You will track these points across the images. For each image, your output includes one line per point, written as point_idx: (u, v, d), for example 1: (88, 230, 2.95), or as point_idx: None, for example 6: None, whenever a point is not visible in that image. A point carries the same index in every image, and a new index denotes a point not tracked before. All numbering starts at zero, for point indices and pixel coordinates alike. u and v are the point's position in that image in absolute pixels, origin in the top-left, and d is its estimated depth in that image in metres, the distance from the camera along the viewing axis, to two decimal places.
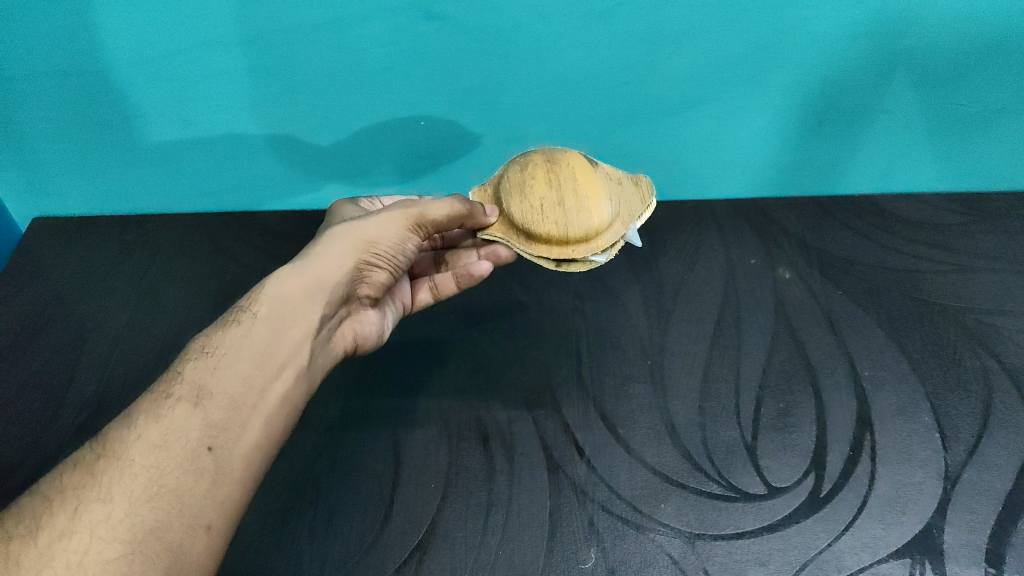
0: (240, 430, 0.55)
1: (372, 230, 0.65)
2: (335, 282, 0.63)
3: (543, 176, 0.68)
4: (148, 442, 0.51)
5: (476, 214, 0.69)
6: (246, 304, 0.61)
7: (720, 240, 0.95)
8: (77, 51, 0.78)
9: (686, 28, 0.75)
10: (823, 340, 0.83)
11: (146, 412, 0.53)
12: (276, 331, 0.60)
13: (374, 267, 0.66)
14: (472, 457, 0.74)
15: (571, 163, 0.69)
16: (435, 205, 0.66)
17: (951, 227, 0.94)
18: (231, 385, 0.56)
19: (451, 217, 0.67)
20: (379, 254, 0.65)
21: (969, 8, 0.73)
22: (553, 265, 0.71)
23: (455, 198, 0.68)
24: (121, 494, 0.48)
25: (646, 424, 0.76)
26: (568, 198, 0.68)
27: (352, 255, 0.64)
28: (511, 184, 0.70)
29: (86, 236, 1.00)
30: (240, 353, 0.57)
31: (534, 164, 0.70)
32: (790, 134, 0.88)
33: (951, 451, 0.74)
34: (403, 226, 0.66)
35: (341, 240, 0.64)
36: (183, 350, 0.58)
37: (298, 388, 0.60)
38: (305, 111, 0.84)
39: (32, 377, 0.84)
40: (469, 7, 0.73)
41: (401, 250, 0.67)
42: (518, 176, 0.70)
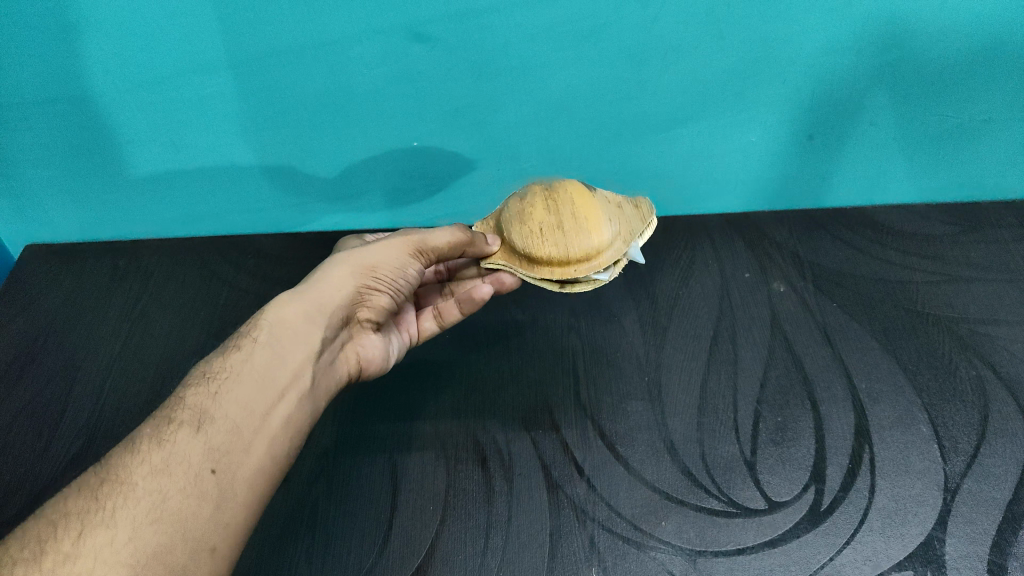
0: (242, 454, 0.55)
1: (373, 256, 0.66)
2: (336, 304, 0.64)
3: (542, 203, 0.69)
4: (151, 466, 0.51)
5: (477, 242, 0.69)
6: (247, 330, 0.61)
7: (713, 256, 0.95)
8: (67, 78, 0.78)
9: (674, 45, 0.75)
10: (818, 353, 0.83)
11: (148, 438, 0.53)
12: (276, 355, 0.59)
13: (374, 291, 0.67)
14: (470, 478, 0.74)
15: (570, 190, 0.70)
16: (436, 233, 0.68)
17: (942, 238, 0.95)
18: (232, 409, 0.55)
19: (452, 245, 0.68)
20: (379, 278, 0.66)
21: (952, 20, 0.74)
22: (556, 287, 0.72)
23: (455, 227, 0.69)
24: (125, 519, 0.48)
25: (644, 441, 0.76)
26: (568, 222, 0.68)
27: (352, 278, 0.65)
28: (512, 213, 0.70)
29: (78, 263, 0.99)
30: (241, 377, 0.57)
31: (533, 192, 0.70)
32: (780, 149, 0.88)
33: (950, 462, 0.73)
34: (403, 252, 0.67)
35: (341, 265, 0.65)
36: (185, 377, 0.58)
37: (301, 412, 0.59)
38: (298, 135, 0.85)
39: (25, 406, 0.83)
40: (459, 28, 0.73)
41: (403, 275, 0.68)
42: (518, 204, 0.70)
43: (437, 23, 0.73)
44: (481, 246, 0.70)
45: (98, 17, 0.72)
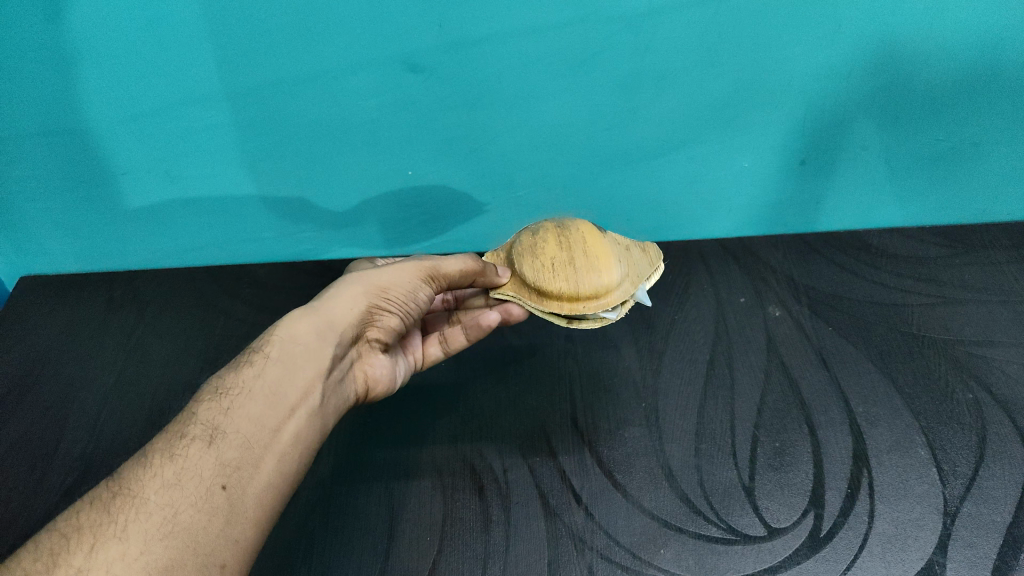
0: (253, 469, 0.54)
1: (387, 278, 0.67)
2: (346, 322, 0.64)
3: (553, 237, 0.71)
4: (162, 480, 0.51)
5: (487, 272, 0.71)
6: (259, 346, 0.61)
7: (708, 280, 0.96)
8: (65, 110, 0.78)
9: (665, 73, 0.76)
10: (815, 377, 0.83)
11: (160, 452, 0.53)
12: (288, 370, 0.59)
13: (385, 311, 0.67)
14: (468, 507, 0.73)
15: (583, 229, 0.72)
16: (449, 261, 0.69)
17: (935, 260, 0.96)
18: (244, 425, 0.55)
19: (464, 273, 0.69)
20: (390, 299, 0.67)
21: (939, 45, 0.75)
22: (563, 321, 0.72)
23: (467, 257, 0.70)
24: (137, 532, 0.48)
25: (643, 467, 0.75)
26: (578, 256, 0.69)
27: (364, 297, 0.65)
28: (522, 247, 0.72)
29: (73, 293, 0.99)
30: (253, 393, 0.57)
31: (546, 228, 0.72)
32: (771, 174, 0.89)
33: (949, 485, 0.73)
34: (417, 276, 0.68)
35: (354, 284, 0.66)
36: (198, 391, 0.57)
37: (310, 429, 0.59)
38: (292, 166, 0.85)
39: (19, 436, 0.82)
40: (452, 58, 0.74)
41: (413, 298, 0.69)
42: (529, 238, 0.72)
43: (430, 53, 0.73)
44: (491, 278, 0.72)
45: (95, 50, 0.73)
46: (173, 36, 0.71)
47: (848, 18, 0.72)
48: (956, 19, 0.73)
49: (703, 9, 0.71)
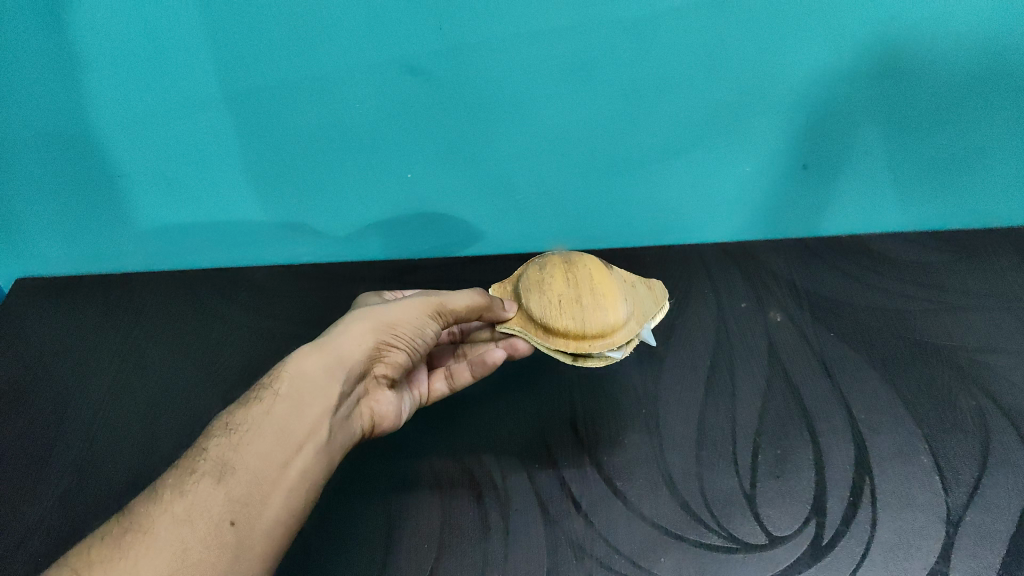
0: (260, 506, 0.55)
1: (395, 314, 0.66)
2: (353, 359, 0.63)
3: (557, 277, 0.73)
4: (173, 517, 0.51)
5: (494, 307, 0.70)
6: (268, 381, 0.61)
7: (709, 285, 0.95)
8: (62, 111, 0.78)
9: (667, 78, 0.76)
10: (816, 383, 0.83)
11: (171, 488, 0.53)
12: (296, 407, 0.59)
13: (392, 348, 0.66)
14: (466, 514, 0.72)
15: (589, 268, 0.74)
16: (457, 297, 0.68)
17: (938, 266, 0.95)
18: (252, 462, 0.56)
19: (470, 309, 0.68)
20: (398, 336, 0.66)
21: (942, 51, 0.75)
22: (569, 359, 0.72)
23: (475, 291, 0.69)
24: (147, 570, 0.49)
25: (643, 475, 0.75)
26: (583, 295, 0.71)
27: (372, 334, 0.65)
28: (529, 284, 0.74)
29: (70, 297, 0.98)
30: (261, 430, 0.57)
31: (552, 265, 0.75)
32: (773, 179, 0.89)
33: (952, 493, 0.73)
34: (425, 312, 0.67)
35: (362, 322, 0.65)
36: (208, 426, 0.58)
37: (318, 465, 0.59)
38: (292, 171, 0.85)
39: (14, 440, 0.81)
40: (452, 63, 0.73)
41: (421, 334, 0.68)
42: (535, 276, 0.74)
43: (431, 57, 0.73)
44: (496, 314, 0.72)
45: (94, 51, 0.72)
46: (173, 40, 0.71)
47: (852, 24, 0.72)
48: (960, 25, 0.72)
49: (708, 13, 0.70)
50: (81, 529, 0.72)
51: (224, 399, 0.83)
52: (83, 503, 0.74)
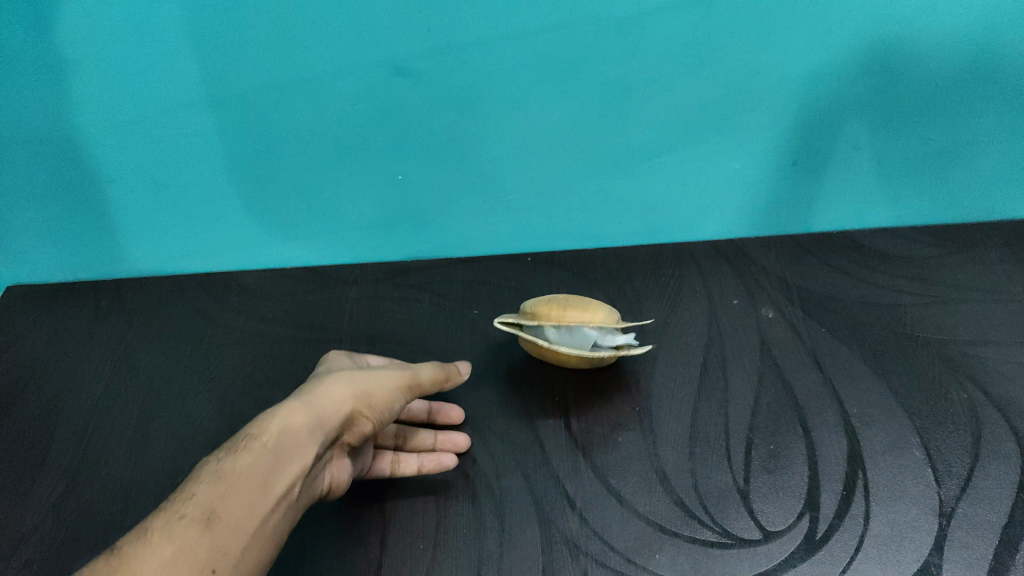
0: (237, 558, 0.53)
1: (373, 383, 0.67)
2: (333, 420, 0.63)
3: (553, 313, 0.78)
4: (161, 560, 0.49)
5: (452, 377, 0.77)
6: (254, 430, 0.59)
7: (701, 282, 0.95)
8: (55, 115, 0.78)
9: (653, 77, 0.78)
10: (808, 378, 0.83)
11: (157, 531, 0.51)
12: (279, 460, 0.58)
13: (365, 417, 0.66)
14: (461, 514, 0.72)
15: (582, 313, 0.78)
16: (424, 372, 0.73)
17: (927, 260, 0.95)
18: (238, 511, 0.54)
19: (433, 381, 0.74)
20: (373, 407, 0.66)
21: (920, 46, 0.77)
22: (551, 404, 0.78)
23: (437, 363, 0.76)
24: None
25: (636, 472, 0.75)
26: (559, 337, 0.77)
27: (351, 399, 0.65)
28: (532, 310, 0.81)
29: (61, 303, 0.97)
30: (246, 482, 0.56)
31: (555, 300, 0.80)
32: (761, 175, 0.89)
33: (944, 485, 0.73)
34: (399, 384, 0.69)
35: (343, 384, 0.65)
36: (193, 470, 0.56)
37: (285, 521, 0.58)
38: (282, 174, 0.85)
39: (7, 448, 0.80)
40: (438, 63, 0.75)
41: (389, 409, 0.68)
42: (539, 304, 0.80)
43: (418, 58, 0.74)
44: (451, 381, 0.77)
45: (88, 56, 0.73)
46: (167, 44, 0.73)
47: (832, 19, 0.74)
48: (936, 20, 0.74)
49: (688, 11, 0.73)
50: (74, 535, 0.72)
51: (218, 403, 0.83)
52: (76, 509, 0.74)
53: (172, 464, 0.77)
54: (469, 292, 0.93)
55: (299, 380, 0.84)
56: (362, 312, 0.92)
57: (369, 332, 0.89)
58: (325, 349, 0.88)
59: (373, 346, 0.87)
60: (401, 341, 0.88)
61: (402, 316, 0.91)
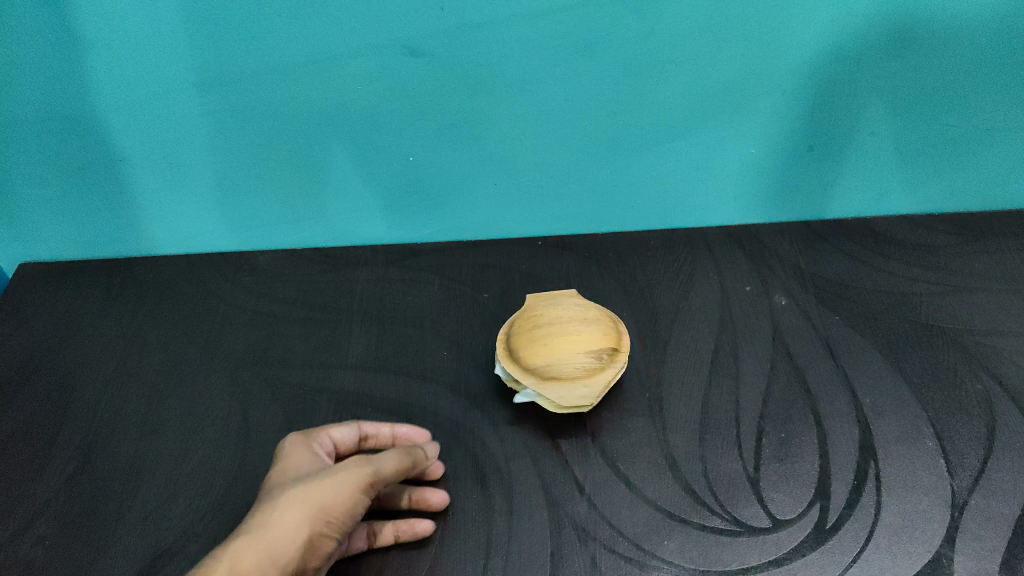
0: None
1: (327, 494, 0.61)
2: (287, 555, 0.57)
3: (577, 333, 0.76)
4: None
5: (417, 463, 0.67)
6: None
7: (714, 267, 0.93)
8: (70, 92, 0.78)
9: (672, 57, 0.78)
10: (821, 366, 0.82)
11: None
12: None
13: (327, 535, 0.60)
14: (470, 497, 0.72)
15: (568, 363, 0.74)
16: (385, 463, 0.65)
17: (943, 249, 0.94)
18: None
19: (398, 472, 0.65)
20: (334, 523, 0.60)
21: (937, 30, 0.77)
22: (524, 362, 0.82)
23: (399, 453, 0.66)
24: None
25: (646, 458, 0.74)
26: (538, 338, 0.76)
27: (306, 524, 0.59)
28: (589, 313, 0.79)
29: (71, 280, 0.96)
30: None
31: (592, 336, 0.76)
32: (777, 159, 0.89)
33: (957, 476, 0.72)
34: (358, 486, 0.62)
35: (294, 509, 0.59)
36: None
37: None
38: (294, 154, 0.85)
39: (18, 425, 0.80)
40: (451, 44, 0.76)
41: (354, 516, 0.62)
42: (592, 320, 0.78)
43: (432, 37, 0.75)
44: (422, 461, 0.68)
45: (102, 34, 0.73)
46: (189, 24, 0.73)
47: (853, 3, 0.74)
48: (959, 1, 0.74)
49: None
50: (87, 514, 0.72)
51: (229, 383, 0.83)
52: (88, 487, 0.74)
53: (183, 444, 0.77)
54: (480, 276, 0.92)
55: (309, 361, 0.84)
56: (373, 294, 0.91)
57: (379, 314, 0.89)
58: (336, 330, 0.87)
59: (383, 327, 0.87)
60: (411, 324, 0.87)
61: (413, 299, 0.90)
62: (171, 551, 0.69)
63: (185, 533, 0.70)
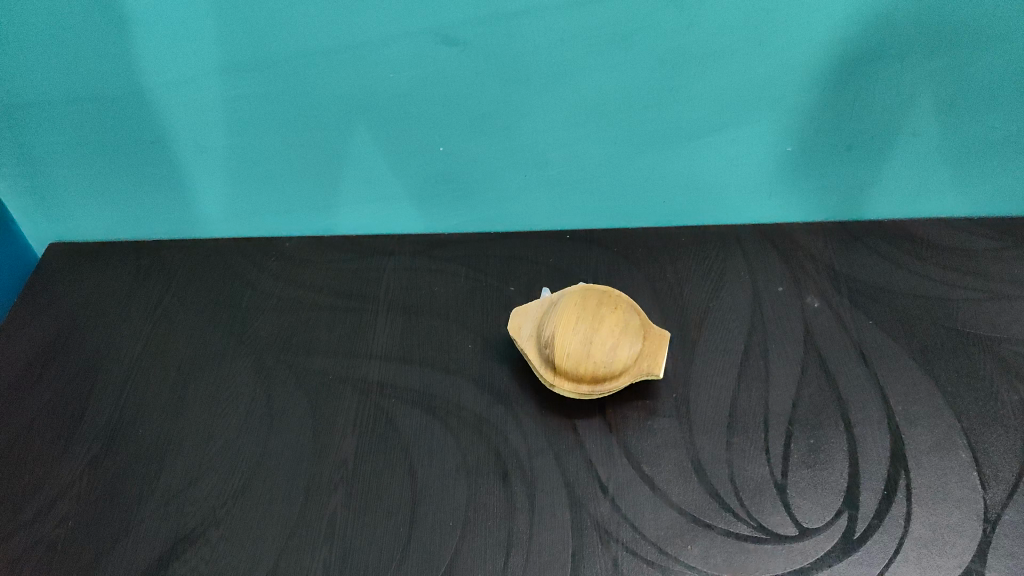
0: None
1: None
2: None
3: (569, 333, 0.74)
4: None
5: None
6: None
7: (745, 266, 0.91)
8: (105, 71, 0.78)
9: (710, 51, 0.77)
10: (854, 372, 0.80)
11: None
12: None
13: None
14: (492, 493, 0.71)
15: (545, 321, 0.77)
16: None
17: (984, 252, 0.91)
18: None
19: None
20: None
21: (981, 29, 0.75)
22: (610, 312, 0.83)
23: None
24: None
25: (671, 460, 0.73)
26: (573, 302, 0.76)
27: None
28: (599, 355, 0.74)
29: (99, 259, 0.96)
30: None
31: (562, 347, 0.74)
32: (815, 156, 0.87)
33: (990, 490, 0.71)
34: None
35: None
36: None
37: None
38: (323, 139, 0.85)
39: (45, 405, 0.80)
40: (485, 33, 0.75)
41: None
42: (585, 355, 0.74)
43: (466, 26, 0.75)
44: None
45: (139, 14, 0.74)
46: (229, 6, 0.73)
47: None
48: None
49: None
50: (111, 496, 0.72)
51: (253, 369, 0.82)
52: (112, 469, 0.74)
53: (206, 429, 0.77)
54: (507, 268, 0.91)
55: (334, 349, 0.84)
56: (400, 284, 0.90)
57: (405, 304, 0.88)
58: (362, 320, 0.86)
59: (409, 317, 0.86)
60: (437, 315, 0.86)
61: (439, 290, 0.89)
62: (192, 536, 0.69)
63: (206, 518, 0.70)
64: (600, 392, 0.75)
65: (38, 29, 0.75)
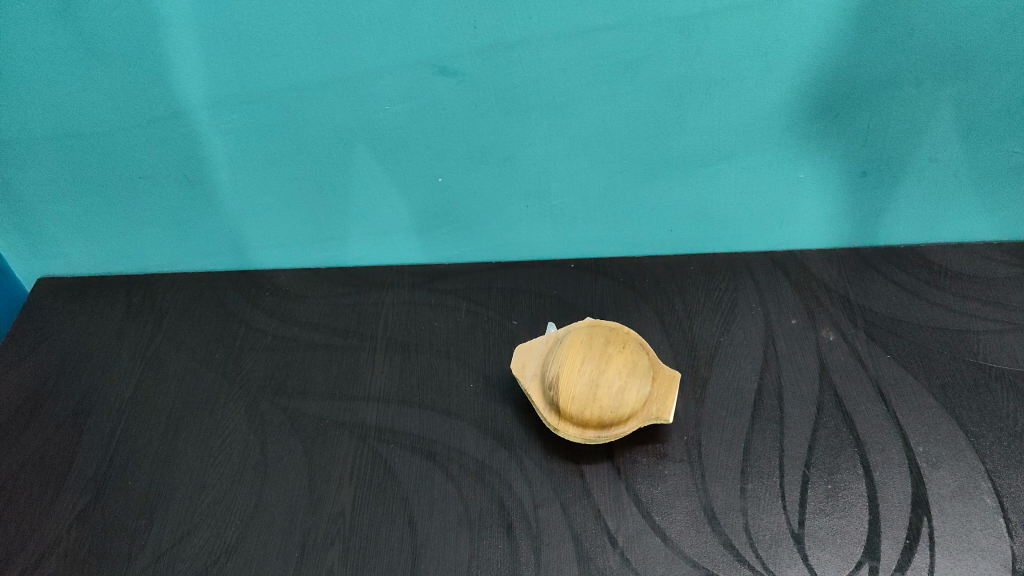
0: None
1: None
2: None
3: (574, 374, 0.71)
4: None
5: None
6: None
7: (756, 297, 0.88)
8: (87, 106, 0.76)
9: (717, 79, 0.74)
10: (871, 411, 0.77)
11: None
12: None
13: None
14: (495, 547, 0.68)
15: (550, 361, 0.74)
16: None
17: (1004, 281, 0.87)
18: None
19: None
20: None
21: (998, 53, 0.72)
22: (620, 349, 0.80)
23: None
24: None
25: (683, 509, 0.70)
26: (577, 342, 0.73)
27: None
28: (605, 399, 0.71)
29: (90, 297, 0.93)
30: None
31: (568, 390, 0.71)
32: (827, 184, 0.84)
33: (1017, 538, 0.67)
34: None
35: None
36: None
37: None
38: (317, 172, 0.82)
39: (33, 454, 0.77)
40: (484, 64, 0.72)
41: None
42: (591, 399, 0.71)
43: (464, 56, 0.72)
44: None
45: (120, 49, 0.71)
46: (215, 39, 0.70)
47: (914, 21, 0.70)
48: None
49: (750, 14, 0.69)
50: (99, 553, 0.69)
51: (247, 413, 0.79)
52: (100, 523, 0.71)
53: (198, 479, 0.74)
54: (510, 302, 0.88)
55: (330, 391, 0.81)
56: (398, 319, 0.87)
57: (404, 341, 0.85)
58: (360, 359, 0.83)
59: (408, 355, 0.83)
60: (437, 352, 0.83)
61: (439, 326, 0.86)
62: None
63: None
64: (607, 437, 0.72)
65: (17, 67, 0.72)
